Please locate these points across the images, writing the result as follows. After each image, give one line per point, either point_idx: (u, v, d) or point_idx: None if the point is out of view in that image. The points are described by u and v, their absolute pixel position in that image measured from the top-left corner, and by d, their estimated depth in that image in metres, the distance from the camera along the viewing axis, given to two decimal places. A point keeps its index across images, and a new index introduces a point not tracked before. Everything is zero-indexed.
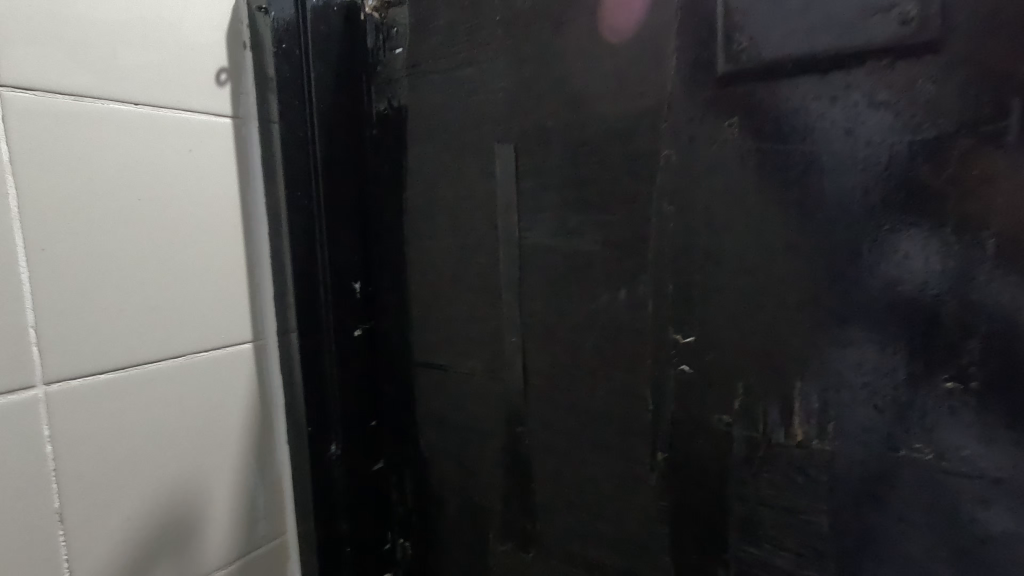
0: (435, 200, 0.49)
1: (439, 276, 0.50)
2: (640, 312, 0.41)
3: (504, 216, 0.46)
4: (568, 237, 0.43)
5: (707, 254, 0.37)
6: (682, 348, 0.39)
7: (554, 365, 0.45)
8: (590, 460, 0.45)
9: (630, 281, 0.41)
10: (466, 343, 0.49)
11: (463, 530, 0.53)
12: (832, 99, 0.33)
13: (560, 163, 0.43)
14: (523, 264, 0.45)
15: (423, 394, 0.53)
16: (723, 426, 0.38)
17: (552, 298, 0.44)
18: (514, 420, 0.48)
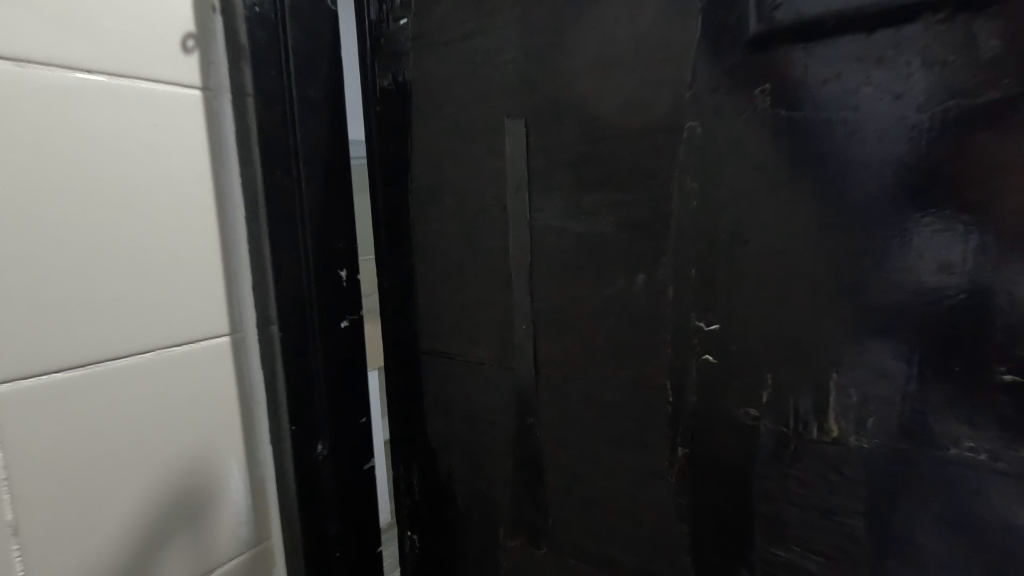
0: (441, 180, 0.47)
1: (446, 260, 0.48)
2: (659, 298, 0.38)
3: (514, 197, 0.43)
4: (583, 217, 0.40)
5: (734, 235, 0.35)
6: (705, 338, 0.36)
7: (567, 354, 0.43)
8: (605, 454, 0.42)
9: (649, 265, 0.38)
10: (474, 331, 0.47)
11: (472, 524, 0.51)
12: (879, 60, 0.29)
13: (574, 139, 0.40)
14: (534, 247, 0.43)
15: (432, 383, 0.51)
16: (748, 421, 0.36)
17: (565, 283, 0.42)
18: (525, 412, 0.45)
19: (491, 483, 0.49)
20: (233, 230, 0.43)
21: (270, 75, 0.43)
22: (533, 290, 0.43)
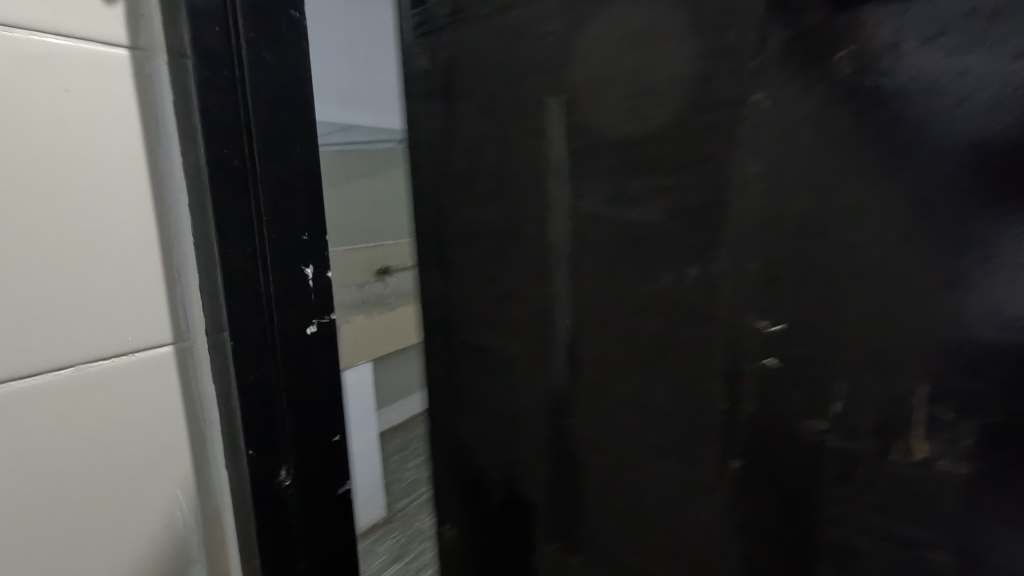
0: (478, 165, 0.44)
1: (483, 249, 0.45)
2: (713, 294, 0.34)
3: (552, 183, 0.40)
4: (627, 203, 0.37)
5: (806, 225, 0.30)
6: (766, 340, 0.32)
7: (608, 352, 0.39)
8: (647, 461, 0.39)
9: (703, 257, 0.34)
10: (511, 324, 0.45)
11: (507, 524, 0.49)
12: (993, 15, 0.24)
13: (620, 117, 0.36)
14: (575, 235, 0.39)
15: (467, 377, 0.49)
16: (813, 435, 0.32)
17: (608, 275, 0.38)
18: (560, 413, 0.43)
19: (526, 487, 0.46)
20: (174, 219, 0.43)
21: (215, 35, 0.42)
22: (571, 284, 0.40)
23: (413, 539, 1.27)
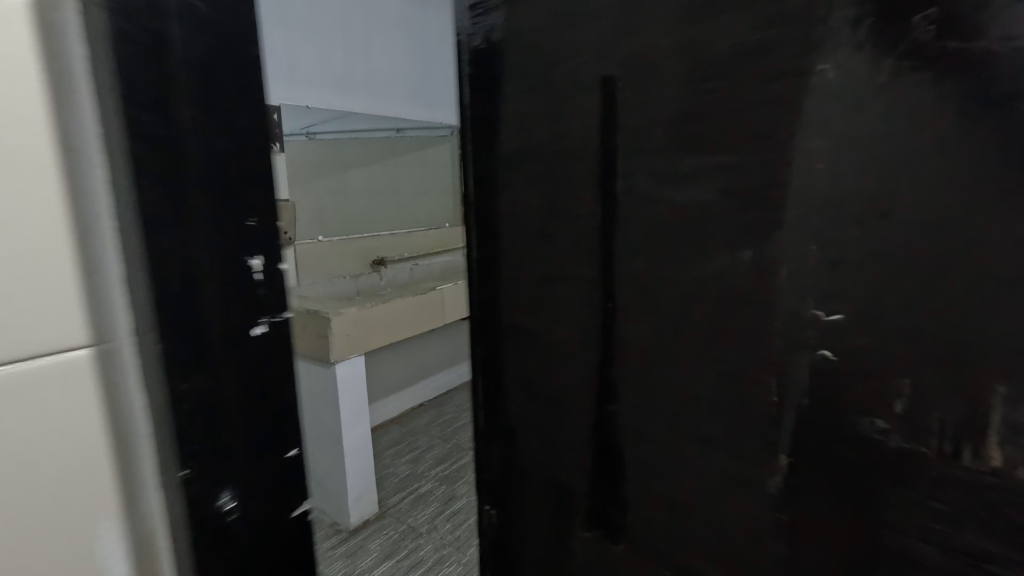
0: (529, 144, 0.44)
1: (531, 230, 0.44)
2: (766, 280, 0.32)
3: (598, 165, 0.39)
4: (678, 184, 0.35)
5: (873, 205, 0.28)
6: (824, 331, 0.30)
7: (654, 338, 0.38)
8: (693, 452, 0.37)
9: (757, 241, 0.32)
10: (554, 306, 0.44)
11: (550, 509, 0.48)
12: None
13: (671, 93, 0.34)
14: (623, 216, 0.38)
15: (513, 359, 0.48)
16: (875, 433, 0.29)
17: (655, 259, 0.37)
18: (605, 399, 0.42)
19: (567, 470, 0.46)
20: (90, 188, 0.40)
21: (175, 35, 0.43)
22: (614, 268, 0.40)
23: (405, 537, 1.78)
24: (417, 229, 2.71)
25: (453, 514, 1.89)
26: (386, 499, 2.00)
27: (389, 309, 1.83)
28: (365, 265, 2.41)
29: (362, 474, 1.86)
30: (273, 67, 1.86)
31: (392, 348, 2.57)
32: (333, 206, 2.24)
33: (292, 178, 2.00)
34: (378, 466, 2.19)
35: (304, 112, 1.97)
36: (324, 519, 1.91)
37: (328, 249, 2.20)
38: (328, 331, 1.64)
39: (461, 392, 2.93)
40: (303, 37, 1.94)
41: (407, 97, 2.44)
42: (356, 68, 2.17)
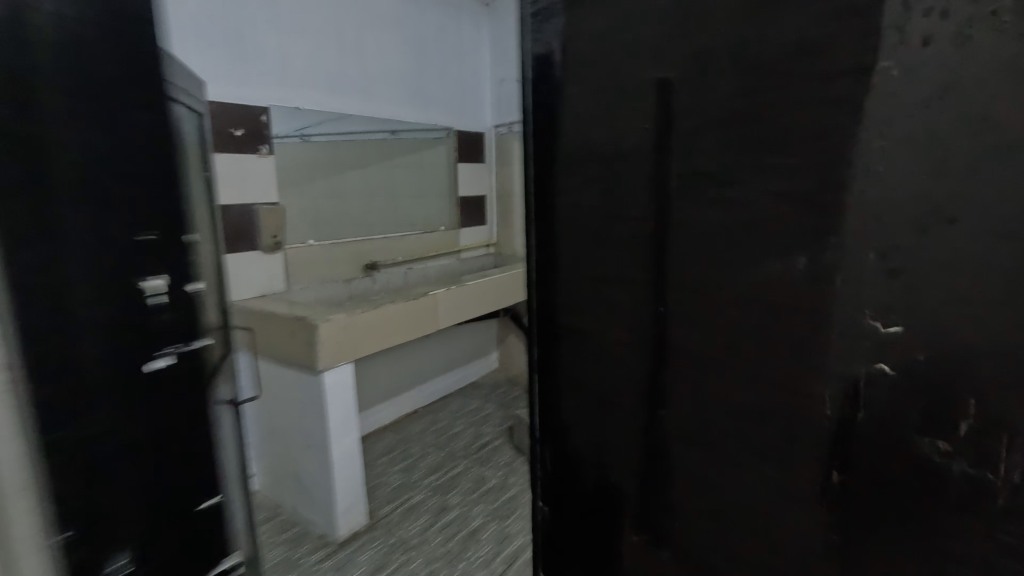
0: (585, 132, 0.40)
1: (586, 222, 0.41)
2: (822, 288, 0.30)
3: (650, 159, 0.36)
4: (729, 184, 0.33)
5: (940, 212, 0.26)
6: (882, 343, 0.29)
7: (709, 343, 0.35)
8: (745, 465, 0.35)
9: (814, 245, 0.30)
10: (607, 303, 0.41)
11: (597, 516, 0.45)
12: None
13: (727, 92, 0.32)
14: (675, 211, 0.36)
15: (565, 358, 0.45)
16: (933, 455, 0.28)
17: (710, 259, 0.34)
18: (657, 403, 0.39)
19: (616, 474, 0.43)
20: None
21: None
22: (666, 265, 0.37)
23: (395, 550, 1.74)
24: (414, 231, 2.61)
25: (443, 528, 1.85)
26: (376, 509, 1.95)
27: (377, 315, 1.77)
28: (358, 269, 2.35)
29: (351, 485, 1.80)
30: (260, 64, 1.90)
31: (386, 354, 2.52)
32: (327, 209, 2.24)
33: (280, 182, 2.01)
34: (369, 475, 2.14)
35: (296, 113, 2.02)
36: (313, 531, 1.84)
37: (321, 253, 2.19)
38: (314, 338, 1.60)
39: (457, 398, 2.86)
40: (291, 36, 1.98)
41: (403, 97, 2.43)
42: (348, 68, 2.19)
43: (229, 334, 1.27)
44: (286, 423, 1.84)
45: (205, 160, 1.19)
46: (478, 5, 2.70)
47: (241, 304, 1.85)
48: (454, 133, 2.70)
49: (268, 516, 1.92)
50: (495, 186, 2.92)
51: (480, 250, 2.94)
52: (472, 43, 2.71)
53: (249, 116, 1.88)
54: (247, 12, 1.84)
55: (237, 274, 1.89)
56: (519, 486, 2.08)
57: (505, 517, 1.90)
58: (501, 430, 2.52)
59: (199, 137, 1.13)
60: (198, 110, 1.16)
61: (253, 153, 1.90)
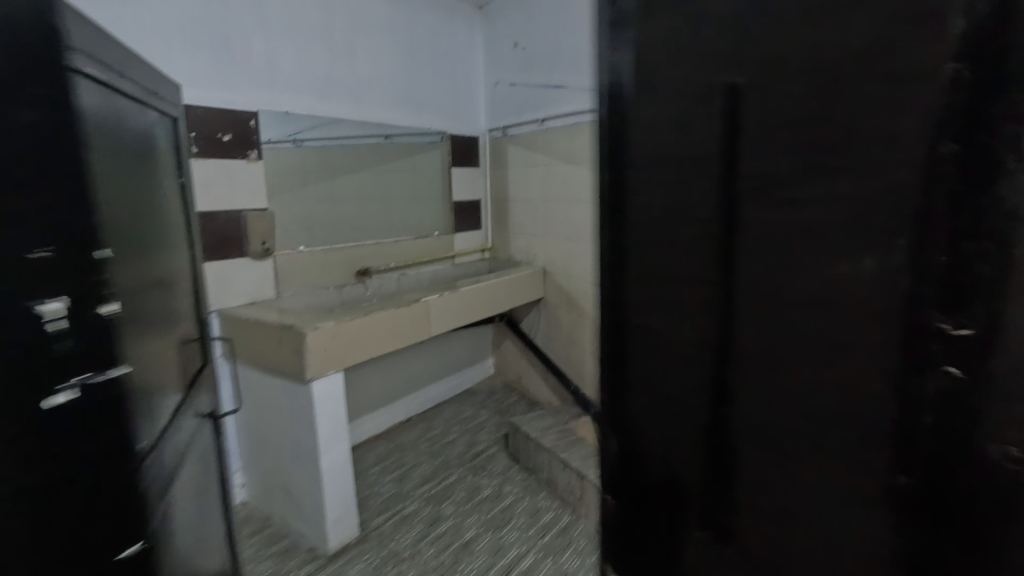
0: (654, 127, 0.39)
1: (655, 216, 0.40)
2: (889, 285, 0.28)
3: (718, 154, 0.35)
4: (791, 176, 0.31)
5: (1011, 205, 0.25)
6: (951, 343, 0.27)
7: (770, 343, 0.33)
8: (803, 470, 0.33)
9: (882, 238, 0.28)
10: (675, 302, 0.40)
11: (660, 515, 0.44)
12: None
13: (798, 86, 0.30)
14: (736, 205, 0.34)
15: (633, 354, 0.44)
16: (1005, 463, 0.26)
17: (771, 254, 0.33)
18: (720, 405, 0.37)
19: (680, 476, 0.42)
20: None
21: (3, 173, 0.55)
22: (732, 262, 0.35)
23: (387, 563, 1.70)
24: (406, 236, 2.58)
25: (436, 540, 1.82)
26: (367, 520, 1.91)
27: (368, 323, 1.74)
28: (350, 275, 2.31)
29: (342, 496, 1.76)
30: (249, 69, 1.88)
31: (378, 361, 2.49)
32: (318, 215, 2.21)
33: (269, 188, 1.98)
34: (361, 485, 2.10)
35: (285, 118, 2.00)
36: (302, 544, 1.80)
37: (311, 259, 2.15)
38: (303, 347, 1.57)
39: (452, 405, 2.82)
40: (280, 41, 1.96)
41: (395, 102, 2.40)
42: (339, 74, 2.17)
43: (212, 347, 1.23)
44: (275, 434, 1.80)
45: (180, 171, 1.12)
46: (470, 9, 2.68)
47: (229, 312, 1.81)
48: (448, 137, 2.66)
49: (257, 529, 1.87)
50: (490, 191, 2.88)
51: (474, 255, 2.90)
52: (464, 46, 2.68)
53: (237, 121, 1.85)
54: (235, 16, 1.82)
55: (226, 281, 1.85)
56: (514, 495, 2.05)
57: (499, 528, 1.88)
58: (495, 437, 2.48)
59: (169, 145, 1.06)
60: (174, 119, 1.09)
61: (242, 158, 1.87)
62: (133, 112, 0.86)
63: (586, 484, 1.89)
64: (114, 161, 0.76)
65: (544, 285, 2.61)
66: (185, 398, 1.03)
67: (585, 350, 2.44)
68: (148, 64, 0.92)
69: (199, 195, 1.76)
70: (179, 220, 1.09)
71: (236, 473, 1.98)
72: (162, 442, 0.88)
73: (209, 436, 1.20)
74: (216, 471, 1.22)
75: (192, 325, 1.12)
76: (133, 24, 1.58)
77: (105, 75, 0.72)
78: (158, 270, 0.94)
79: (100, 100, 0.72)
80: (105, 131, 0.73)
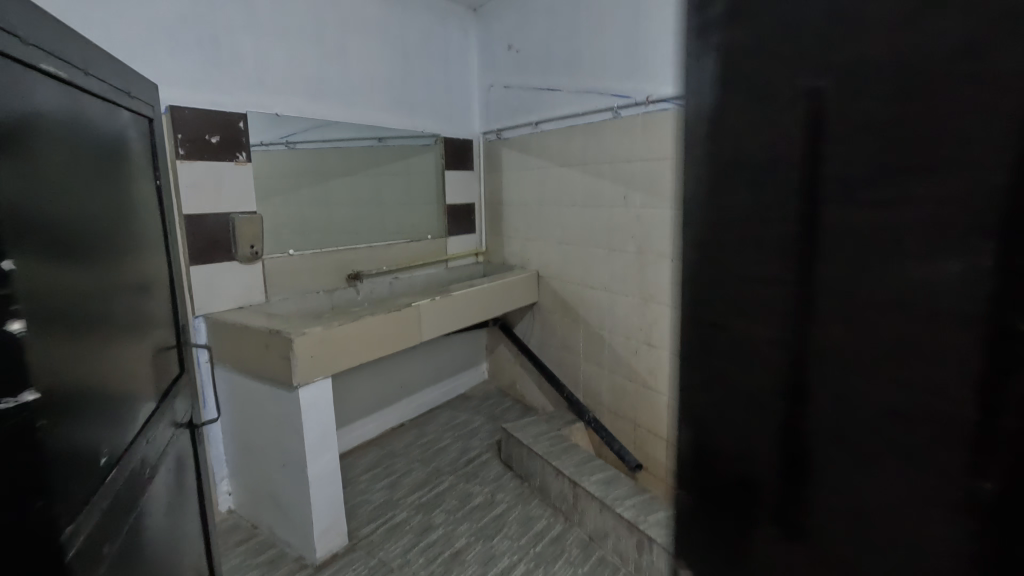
0: (729, 113, 0.36)
1: (727, 206, 0.37)
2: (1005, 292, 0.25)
3: (805, 141, 0.32)
4: (893, 168, 0.28)
5: None
6: None
7: (857, 349, 0.31)
8: (886, 489, 0.30)
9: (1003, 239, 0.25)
10: (745, 291, 0.37)
11: (710, 525, 0.41)
12: None
13: (904, 70, 0.28)
14: (825, 199, 0.31)
15: (693, 353, 0.41)
16: None
17: (863, 249, 0.30)
18: (798, 400, 0.34)
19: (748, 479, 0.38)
20: None
21: None
22: (818, 244, 0.32)
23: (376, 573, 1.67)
24: (399, 239, 2.54)
25: (426, 550, 1.78)
26: (357, 529, 1.88)
27: (357, 328, 1.72)
28: (342, 279, 2.28)
29: (330, 505, 1.73)
30: (237, 70, 1.85)
31: (369, 366, 2.46)
32: (309, 218, 2.18)
33: (259, 192, 1.95)
34: (351, 493, 2.06)
35: (275, 121, 1.97)
36: (290, 554, 1.76)
37: (302, 263, 2.12)
38: (290, 354, 1.54)
39: (445, 410, 2.79)
40: (270, 42, 1.93)
41: (387, 104, 2.38)
42: (330, 76, 2.14)
43: (190, 354, 1.21)
44: (262, 441, 1.76)
45: (156, 171, 1.09)
46: (464, 11, 2.66)
47: (216, 317, 1.78)
48: (442, 139, 2.64)
49: (244, 538, 1.83)
50: (484, 194, 2.86)
51: (468, 259, 2.87)
52: (458, 49, 2.66)
53: (226, 123, 1.82)
54: (224, 17, 1.79)
55: (213, 285, 1.82)
56: (506, 503, 2.02)
57: (491, 537, 1.84)
58: (488, 444, 2.45)
59: (144, 146, 1.03)
60: (149, 119, 1.06)
61: (230, 160, 1.83)
62: (103, 112, 0.84)
63: (579, 492, 1.86)
64: (75, 160, 0.75)
65: (538, 289, 2.59)
66: (159, 408, 1.00)
67: (579, 355, 2.41)
68: (120, 63, 0.90)
69: (186, 198, 1.73)
70: (155, 223, 1.07)
71: (223, 480, 1.94)
72: (131, 452, 0.85)
73: (187, 447, 1.17)
74: (193, 481, 1.18)
75: (168, 332, 1.10)
76: (117, 23, 1.56)
77: (66, 72, 0.71)
78: (126, 275, 0.91)
79: (59, 96, 0.71)
80: (66, 130, 0.72)
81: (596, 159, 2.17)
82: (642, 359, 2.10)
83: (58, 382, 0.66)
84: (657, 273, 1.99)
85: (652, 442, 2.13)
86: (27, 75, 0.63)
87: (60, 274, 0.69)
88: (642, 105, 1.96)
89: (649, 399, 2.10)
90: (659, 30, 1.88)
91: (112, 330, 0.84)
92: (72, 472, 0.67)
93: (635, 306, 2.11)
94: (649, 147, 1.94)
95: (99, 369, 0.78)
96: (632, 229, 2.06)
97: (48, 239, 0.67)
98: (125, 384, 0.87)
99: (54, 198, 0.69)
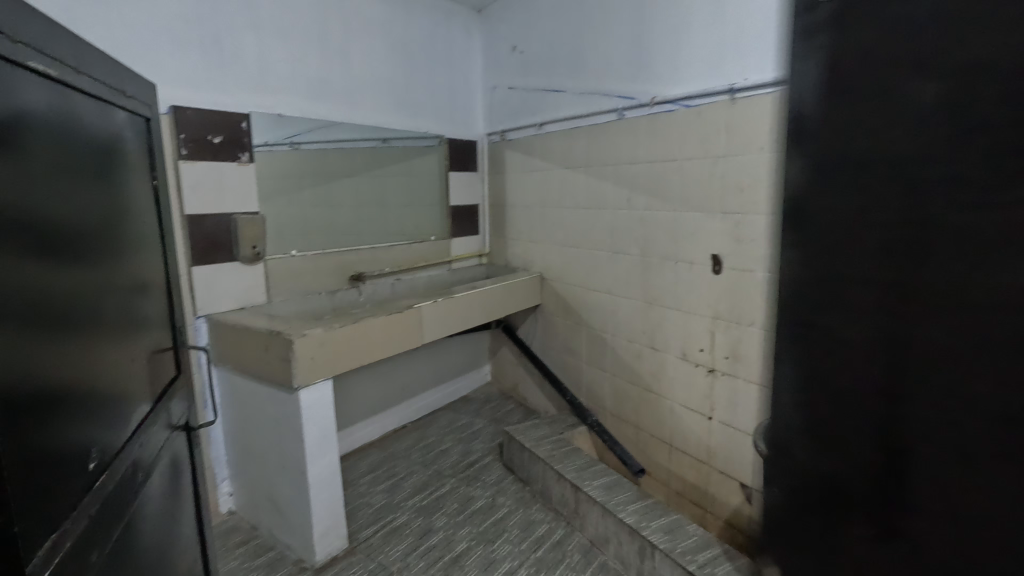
0: (846, 152, 0.41)
1: (837, 234, 0.42)
2: None
3: (907, 181, 0.37)
4: (981, 214, 0.33)
5: None
6: None
7: (955, 365, 0.35)
8: (978, 489, 0.35)
9: None
10: (862, 316, 0.41)
11: (818, 513, 0.47)
12: None
13: (996, 129, 0.32)
14: (928, 234, 0.36)
15: (806, 362, 0.47)
16: None
17: (958, 282, 0.34)
18: (896, 403, 0.38)
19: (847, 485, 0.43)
20: None
21: None
22: (917, 272, 0.37)
23: None
24: (402, 241, 2.53)
25: (426, 553, 1.77)
26: (356, 532, 1.87)
27: (357, 330, 1.71)
28: (344, 280, 2.27)
29: (330, 508, 1.72)
30: (240, 69, 1.85)
31: (371, 368, 2.45)
32: (312, 219, 2.18)
33: (262, 192, 1.94)
34: (351, 495, 2.05)
35: (278, 121, 1.96)
36: (289, 556, 1.75)
37: (304, 264, 2.11)
38: (290, 355, 1.53)
39: (447, 412, 2.78)
40: (272, 42, 1.93)
41: (391, 104, 2.37)
42: (333, 76, 2.14)
43: (186, 355, 1.20)
44: (262, 442, 1.75)
45: (153, 170, 1.08)
46: (468, 11, 2.65)
47: (217, 317, 1.77)
48: (446, 140, 2.63)
49: (243, 540, 1.82)
50: (488, 195, 2.84)
51: (471, 260, 2.86)
52: (462, 49, 2.66)
53: (228, 122, 1.81)
54: (227, 16, 1.79)
55: (214, 285, 1.82)
56: (507, 507, 2.01)
57: (491, 541, 1.83)
58: (490, 447, 2.44)
59: (140, 145, 1.02)
60: (146, 118, 1.05)
61: (232, 160, 1.83)
62: (95, 111, 0.83)
63: (581, 496, 1.84)
64: (65, 159, 0.74)
65: (541, 291, 2.57)
66: (154, 410, 0.99)
67: (582, 358, 2.40)
68: (114, 60, 0.89)
69: (188, 198, 1.72)
70: (151, 222, 1.06)
71: (223, 482, 1.93)
72: (122, 454, 0.84)
73: (182, 449, 1.16)
74: (189, 482, 1.18)
75: (164, 333, 1.09)
76: (120, 22, 1.55)
77: (54, 70, 0.70)
78: (121, 274, 0.90)
79: (48, 94, 0.70)
80: (55, 129, 0.71)
81: (600, 160, 2.15)
82: (646, 363, 2.09)
83: (40, 376, 0.65)
84: (660, 276, 1.97)
85: (654, 446, 2.11)
86: (14, 73, 0.62)
87: (47, 273, 0.69)
88: (647, 106, 1.94)
89: (652, 403, 2.08)
90: (664, 30, 1.85)
91: (104, 329, 0.83)
92: (54, 461, 0.67)
93: (638, 309, 2.09)
94: (653, 148, 1.93)
95: (88, 366, 0.77)
96: (636, 231, 2.04)
97: (35, 235, 0.67)
98: (118, 383, 0.86)
99: (43, 195, 0.68)
